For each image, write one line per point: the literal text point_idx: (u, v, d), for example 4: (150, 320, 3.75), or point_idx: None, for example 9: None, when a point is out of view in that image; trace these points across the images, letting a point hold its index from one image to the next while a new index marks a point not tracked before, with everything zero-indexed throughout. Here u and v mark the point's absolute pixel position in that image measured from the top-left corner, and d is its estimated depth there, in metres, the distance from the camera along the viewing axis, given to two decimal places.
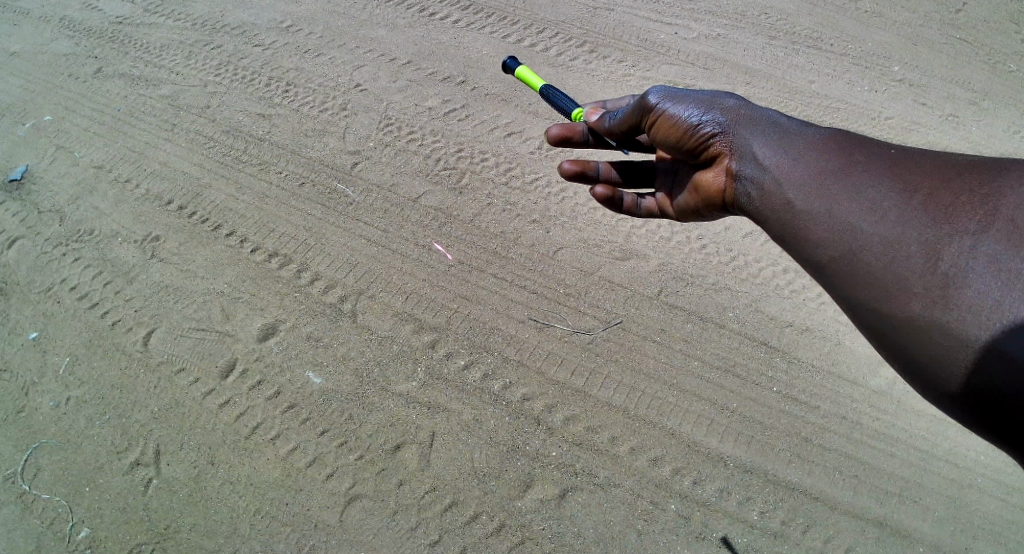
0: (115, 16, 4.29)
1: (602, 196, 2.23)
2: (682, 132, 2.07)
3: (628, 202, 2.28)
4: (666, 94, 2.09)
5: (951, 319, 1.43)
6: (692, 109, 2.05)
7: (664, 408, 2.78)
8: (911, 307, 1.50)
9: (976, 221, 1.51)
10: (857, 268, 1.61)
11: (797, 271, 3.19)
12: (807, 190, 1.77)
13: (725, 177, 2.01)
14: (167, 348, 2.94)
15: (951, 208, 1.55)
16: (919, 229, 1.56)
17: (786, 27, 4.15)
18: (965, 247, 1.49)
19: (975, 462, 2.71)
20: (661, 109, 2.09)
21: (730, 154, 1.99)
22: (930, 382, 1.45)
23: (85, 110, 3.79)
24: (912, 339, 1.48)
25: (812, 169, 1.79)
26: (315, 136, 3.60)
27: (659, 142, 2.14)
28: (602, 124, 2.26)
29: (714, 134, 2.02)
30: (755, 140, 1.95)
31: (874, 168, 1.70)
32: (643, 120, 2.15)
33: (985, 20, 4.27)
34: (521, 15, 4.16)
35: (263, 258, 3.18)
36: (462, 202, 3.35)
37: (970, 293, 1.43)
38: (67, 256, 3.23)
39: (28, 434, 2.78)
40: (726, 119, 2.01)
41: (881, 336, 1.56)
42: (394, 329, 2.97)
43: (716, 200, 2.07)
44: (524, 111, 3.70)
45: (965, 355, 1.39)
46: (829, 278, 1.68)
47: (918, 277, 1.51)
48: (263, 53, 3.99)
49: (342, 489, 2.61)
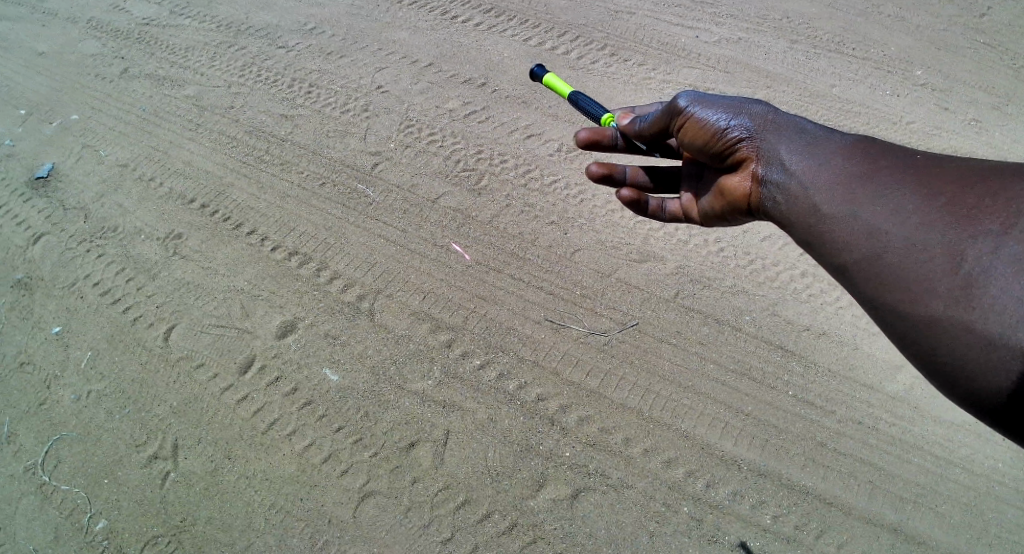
0: (142, 17, 4.36)
1: (629, 200, 2.21)
2: (710, 136, 2.06)
3: (653, 208, 2.27)
4: (695, 98, 2.08)
5: (972, 318, 1.47)
6: (721, 112, 2.05)
7: (679, 410, 2.79)
8: (933, 306, 1.53)
9: (998, 223, 1.53)
10: (881, 270, 1.65)
11: (815, 275, 3.18)
12: (835, 196, 1.79)
13: (751, 182, 2.02)
14: (187, 344, 2.99)
15: (974, 210, 1.57)
16: (942, 231, 1.58)
17: (808, 31, 4.14)
18: (987, 248, 1.51)
19: (994, 470, 2.68)
20: (690, 112, 2.08)
21: (757, 159, 2.00)
22: (952, 381, 1.50)
23: (110, 109, 3.86)
24: (934, 339, 1.52)
25: (839, 175, 1.81)
26: (336, 137, 3.64)
27: (687, 146, 2.13)
28: (631, 128, 2.26)
29: (742, 138, 2.02)
30: (782, 145, 1.96)
31: (900, 174, 1.73)
32: (671, 123, 2.15)
33: (1011, 24, 4.23)
34: (543, 19, 4.19)
35: (283, 256, 3.22)
36: (480, 203, 3.37)
37: (992, 293, 1.46)
38: (91, 252, 3.29)
39: (50, 426, 2.83)
40: (754, 124, 2.02)
41: (901, 336, 1.60)
42: (411, 328, 3.00)
43: (740, 205, 2.07)
44: (543, 114, 3.72)
45: (989, 354, 1.43)
46: (852, 280, 1.72)
47: (940, 276, 1.54)
48: (286, 55, 4.04)
49: (357, 485, 2.64)
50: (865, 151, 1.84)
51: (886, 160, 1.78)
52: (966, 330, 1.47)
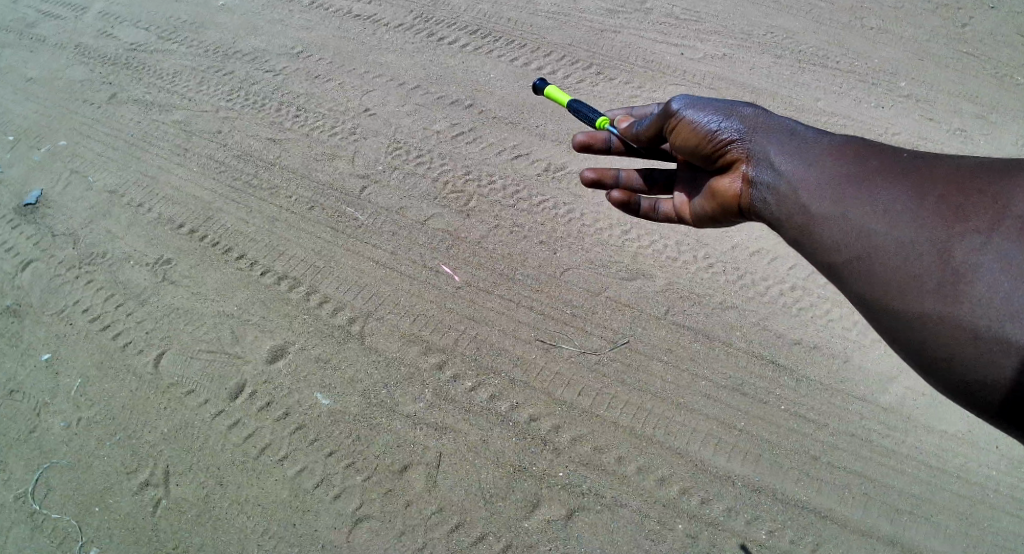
0: (130, 43, 4.37)
1: (618, 201, 2.38)
2: (701, 139, 2.15)
3: (645, 208, 2.39)
4: (688, 102, 2.17)
5: (963, 315, 1.46)
6: (712, 116, 2.12)
7: (671, 428, 2.79)
8: (923, 303, 1.53)
9: (986, 222, 1.52)
10: (872, 268, 1.64)
11: (804, 288, 3.18)
12: (824, 197, 1.80)
13: (742, 183, 2.08)
14: (178, 370, 2.98)
15: (962, 208, 1.57)
16: (931, 230, 1.58)
17: (792, 45, 4.18)
18: (976, 245, 1.50)
19: (988, 478, 2.69)
20: (681, 116, 2.17)
21: (747, 161, 2.06)
22: (947, 376, 1.49)
23: (99, 135, 3.86)
24: (925, 335, 1.51)
25: (830, 177, 1.81)
26: (325, 160, 3.65)
27: (679, 148, 2.23)
28: (629, 131, 2.38)
29: (731, 141, 2.09)
30: (774, 150, 1.99)
31: (894, 176, 1.71)
32: (665, 126, 2.25)
33: (992, 34, 4.29)
34: (529, 39, 4.22)
35: (273, 280, 3.22)
36: (470, 224, 3.38)
37: (980, 288, 1.45)
38: (80, 278, 3.28)
39: (39, 454, 2.81)
40: (744, 127, 2.08)
41: (895, 333, 1.59)
42: (402, 350, 3.00)
43: (731, 206, 2.14)
44: (531, 133, 3.74)
45: (981, 350, 1.42)
46: (844, 280, 1.71)
47: (930, 273, 1.54)
48: (274, 79, 4.06)
49: (350, 509, 2.63)
50: (857, 151, 1.82)
51: (876, 162, 1.76)
52: (957, 327, 1.46)
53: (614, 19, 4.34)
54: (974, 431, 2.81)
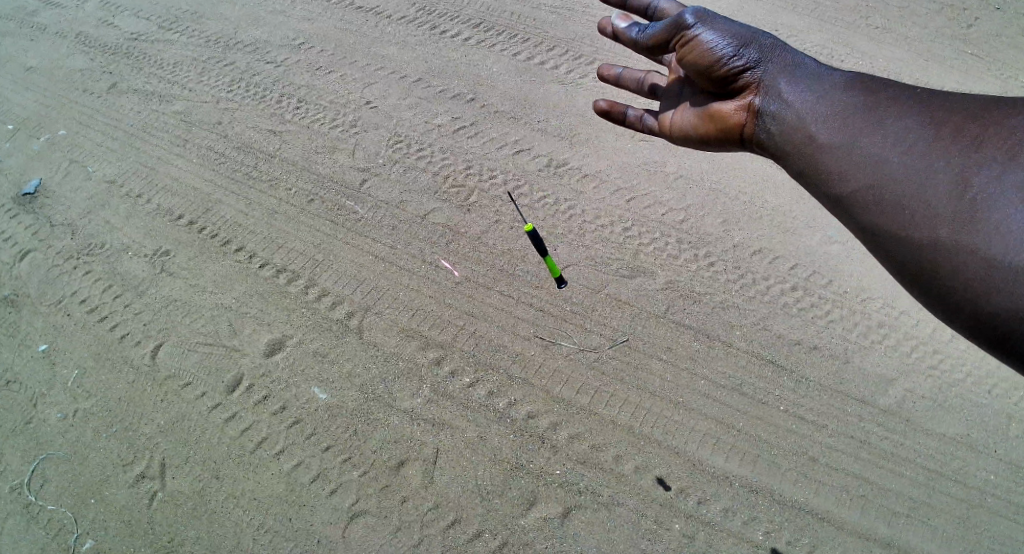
0: (131, 32, 4.35)
1: (601, 109, 2.26)
2: (711, 61, 2.00)
3: (630, 119, 2.24)
4: (704, 17, 2.02)
5: (975, 241, 1.37)
6: (728, 39, 1.97)
7: (669, 427, 2.77)
8: (937, 232, 1.44)
9: (1003, 151, 1.43)
10: (883, 198, 1.56)
11: (805, 288, 3.17)
12: (833, 129, 1.71)
13: (744, 114, 1.97)
14: (175, 362, 2.97)
15: (979, 139, 1.48)
16: (945, 161, 1.49)
17: (797, 44, 4.15)
18: (992, 174, 1.42)
19: (987, 482, 2.67)
20: (695, 32, 2.01)
21: (756, 92, 1.94)
22: (953, 307, 1.41)
23: (99, 125, 3.84)
24: (934, 263, 1.43)
25: (841, 112, 1.72)
26: (325, 153, 3.63)
27: (686, 65, 2.06)
28: (628, 35, 2.19)
29: (745, 69, 1.96)
30: (783, 79, 1.89)
31: (905, 115, 1.61)
32: (675, 39, 2.08)
33: (997, 35, 4.26)
34: (532, 33, 4.19)
35: (272, 273, 3.21)
36: (470, 219, 3.36)
37: (997, 217, 1.37)
38: (78, 269, 3.27)
39: (36, 445, 2.80)
40: (761, 57, 1.95)
41: (903, 266, 1.51)
42: (400, 345, 2.98)
43: (728, 133, 2.02)
44: (532, 129, 3.72)
45: (990, 275, 1.34)
46: (851, 212, 1.63)
47: (943, 203, 1.46)
48: (275, 71, 4.03)
49: (346, 505, 2.62)
50: (865, 85, 1.73)
51: (888, 102, 1.66)
52: (968, 253, 1.38)
53: None
54: (974, 434, 2.79)
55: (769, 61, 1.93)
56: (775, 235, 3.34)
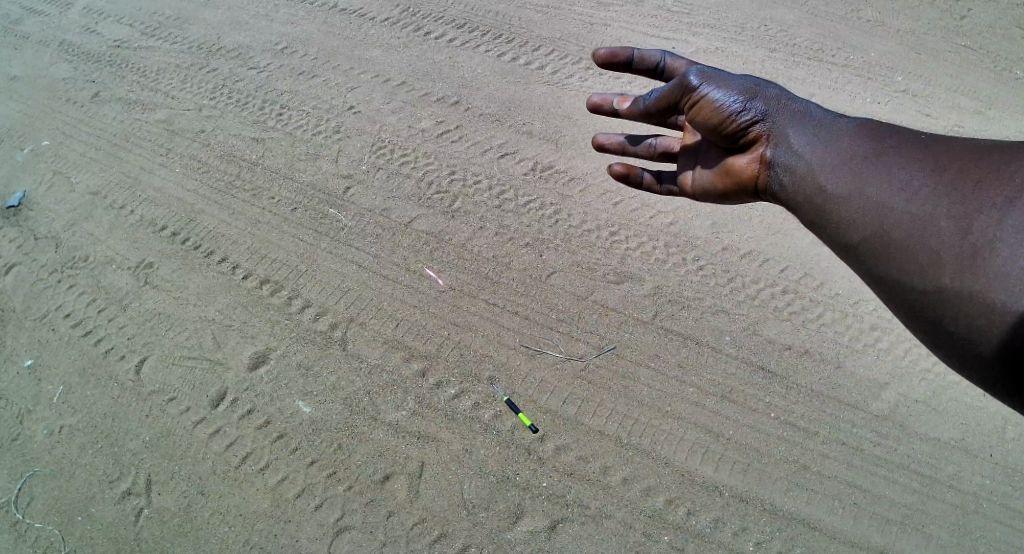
0: (114, 39, 4.30)
1: (618, 174, 2.14)
2: (721, 120, 1.92)
3: (646, 181, 2.16)
4: (709, 76, 1.93)
5: (979, 288, 1.37)
6: (734, 94, 1.91)
7: (658, 436, 2.73)
8: (940, 277, 1.44)
9: (1005, 194, 1.43)
10: (889, 242, 1.55)
11: (797, 291, 3.11)
12: (838, 170, 1.71)
13: (759, 164, 1.90)
14: (159, 377, 2.93)
15: (980, 181, 1.48)
16: (948, 203, 1.49)
17: (786, 38, 4.08)
18: (994, 218, 1.41)
19: (983, 487, 2.62)
20: (702, 92, 1.93)
21: (766, 141, 1.89)
22: (958, 350, 1.41)
23: (82, 134, 3.80)
24: (939, 307, 1.43)
25: (846, 152, 1.73)
26: (308, 161, 3.58)
27: (696, 124, 1.98)
28: (634, 109, 2.07)
29: (754, 122, 1.90)
30: (779, 114, 1.89)
31: (905, 150, 1.64)
32: (681, 100, 1.99)
33: (991, 26, 4.17)
34: (517, 34, 4.13)
35: (254, 284, 3.17)
36: (454, 226, 3.32)
37: (997, 262, 1.37)
38: (63, 282, 3.23)
39: (21, 463, 2.77)
40: (767, 107, 1.90)
41: (907, 308, 1.51)
42: (384, 357, 2.94)
43: (744, 186, 1.95)
44: (519, 131, 3.66)
45: (992, 321, 1.35)
46: (858, 255, 1.63)
47: (947, 248, 1.45)
48: (257, 76, 3.98)
49: (331, 520, 2.58)
50: (866, 128, 1.74)
51: (890, 140, 1.68)
52: (971, 299, 1.38)
53: (604, 13, 4.24)
54: (968, 438, 2.73)
55: (771, 105, 1.90)
56: (768, 236, 3.29)
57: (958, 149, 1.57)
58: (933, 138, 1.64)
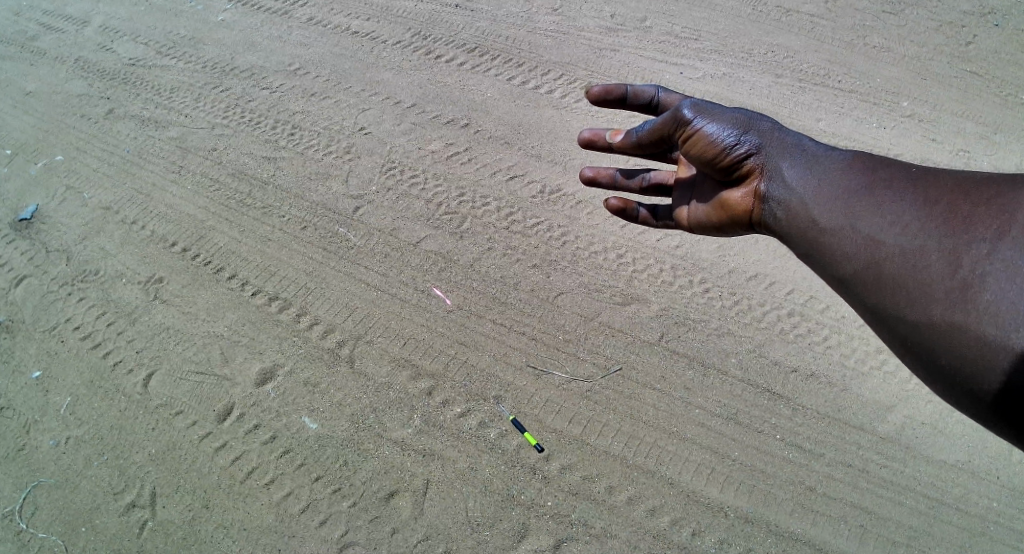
0: (129, 58, 4.38)
1: (614, 208, 2.21)
2: (715, 153, 1.97)
3: (642, 215, 2.23)
4: (701, 110, 1.98)
5: (968, 322, 1.40)
6: (728, 127, 1.95)
7: (664, 458, 2.74)
8: (931, 311, 1.46)
9: (993, 228, 1.46)
10: (883, 276, 1.57)
11: (802, 313, 3.13)
12: (832, 205, 1.74)
13: (752, 198, 1.94)
14: (167, 390, 2.95)
15: (969, 216, 1.51)
16: (938, 238, 1.52)
17: (792, 64, 4.15)
18: (983, 251, 1.45)
19: (989, 509, 2.62)
20: (696, 125, 1.97)
21: (760, 175, 1.92)
22: (951, 382, 1.42)
23: (95, 150, 3.86)
24: (933, 341, 1.44)
25: (841, 187, 1.75)
26: (319, 179, 3.63)
27: (691, 157, 2.02)
28: (627, 141, 2.13)
29: (747, 155, 1.94)
30: (778, 149, 1.92)
31: (897, 183, 1.68)
32: (675, 133, 2.04)
33: (996, 52, 4.24)
34: (526, 58, 4.21)
35: (264, 301, 3.20)
36: (462, 246, 3.36)
37: (986, 297, 1.39)
38: (73, 295, 3.27)
39: (28, 473, 2.79)
40: (761, 141, 1.94)
41: (901, 341, 1.52)
42: (391, 375, 2.96)
43: (738, 219, 1.98)
44: (526, 155, 3.71)
45: (984, 354, 1.36)
46: (853, 289, 1.64)
47: (937, 282, 1.47)
48: (270, 96, 4.05)
49: (335, 536, 2.59)
50: (862, 163, 1.78)
51: (883, 173, 1.72)
52: (963, 333, 1.40)
53: (612, 38, 4.31)
54: (974, 460, 2.75)
55: (768, 142, 1.94)
56: (771, 260, 3.31)
57: (951, 183, 1.61)
58: (924, 172, 1.68)
